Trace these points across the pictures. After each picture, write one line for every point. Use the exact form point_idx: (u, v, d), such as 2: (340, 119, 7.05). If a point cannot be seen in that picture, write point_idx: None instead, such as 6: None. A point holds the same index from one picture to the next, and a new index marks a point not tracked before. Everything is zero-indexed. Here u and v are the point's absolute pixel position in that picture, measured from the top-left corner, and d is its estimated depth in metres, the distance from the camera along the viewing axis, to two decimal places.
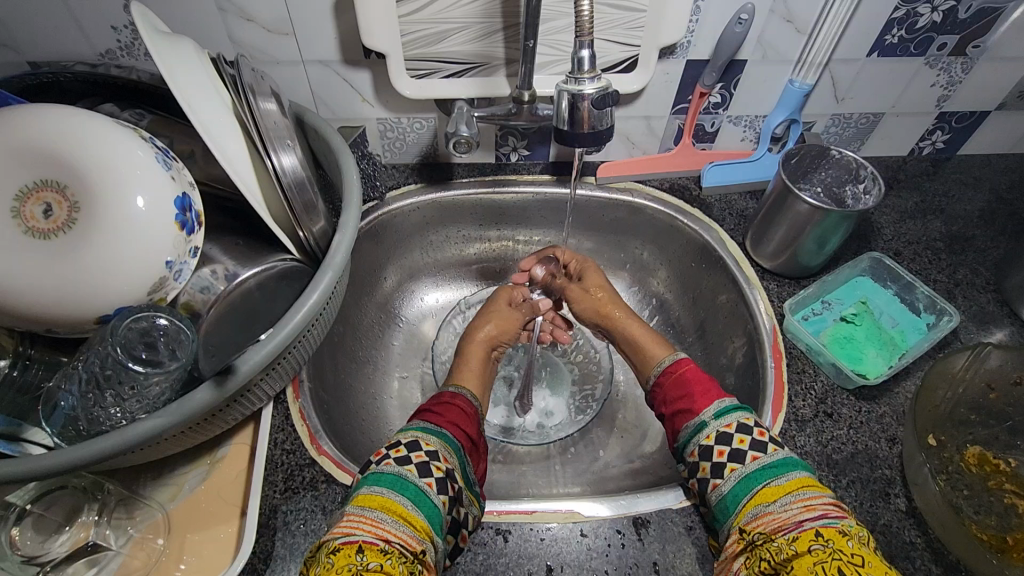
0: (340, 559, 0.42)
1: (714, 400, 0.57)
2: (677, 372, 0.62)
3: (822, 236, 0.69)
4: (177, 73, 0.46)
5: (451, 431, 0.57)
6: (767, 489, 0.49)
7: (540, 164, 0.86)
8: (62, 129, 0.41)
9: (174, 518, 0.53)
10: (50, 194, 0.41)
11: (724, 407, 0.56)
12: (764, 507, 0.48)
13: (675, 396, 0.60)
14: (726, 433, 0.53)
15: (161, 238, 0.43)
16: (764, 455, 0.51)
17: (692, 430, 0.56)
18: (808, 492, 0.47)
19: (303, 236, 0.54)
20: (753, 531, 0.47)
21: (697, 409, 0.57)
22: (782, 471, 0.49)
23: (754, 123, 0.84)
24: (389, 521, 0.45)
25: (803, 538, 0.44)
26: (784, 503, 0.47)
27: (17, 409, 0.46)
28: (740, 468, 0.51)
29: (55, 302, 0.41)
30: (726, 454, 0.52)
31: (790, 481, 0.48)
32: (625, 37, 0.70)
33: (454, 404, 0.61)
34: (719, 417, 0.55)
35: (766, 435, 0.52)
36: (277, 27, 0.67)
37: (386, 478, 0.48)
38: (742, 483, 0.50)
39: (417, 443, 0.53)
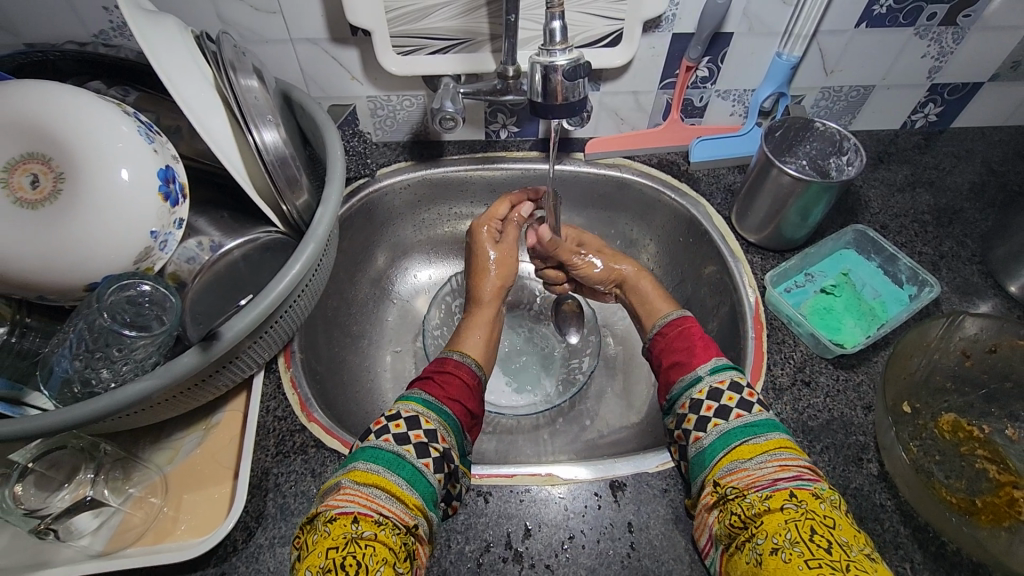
0: (336, 528, 0.44)
1: (710, 357, 0.58)
2: (682, 326, 0.63)
3: (804, 209, 0.70)
4: (162, 51, 0.48)
5: (451, 408, 0.57)
6: (744, 446, 0.50)
7: (529, 141, 0.87)
8: (48, 103, 0.43)
9: (171, 479, 0.56)
10: (37, 166, 0.43)
11: (720, 364, 0.57)
12: (739, 464, 0.49)
13: (676, 347, 0.61)
14: (718, 388, 0.54)
15: (144, 209, 0.45)
16: (747, 414, 0.52)
17: (685, 383, 0.57)
18: (783, 454, 0.49)
19: (286, 210, 0.55)
20: (726, 485, 0.49)
21: (693, 364, 0.58)
22: (763, 432, 0.51)
23: (743, 98, 0.84)
24: (385, 497, 0.46)
25: (776, 497, 0.45)
26: (760, 461, 0.48)
27: (20, 374, 0.48)
28: (721, 424, 0.52)
29: (45, 269, 0.43)
30: (713, 410, 0.53)
31: (767, 441, 0.50)
32: (608, 10, 0.70)
33: (457, 377, 0.60)
34: (713, 373, 0.56)
35: (753, 397, 0.54)
36: (264, 6, 0.68)
37: (383, 456, 0.49)
38: (722, 439, 0.52)
39: (417, 419, 0.53)
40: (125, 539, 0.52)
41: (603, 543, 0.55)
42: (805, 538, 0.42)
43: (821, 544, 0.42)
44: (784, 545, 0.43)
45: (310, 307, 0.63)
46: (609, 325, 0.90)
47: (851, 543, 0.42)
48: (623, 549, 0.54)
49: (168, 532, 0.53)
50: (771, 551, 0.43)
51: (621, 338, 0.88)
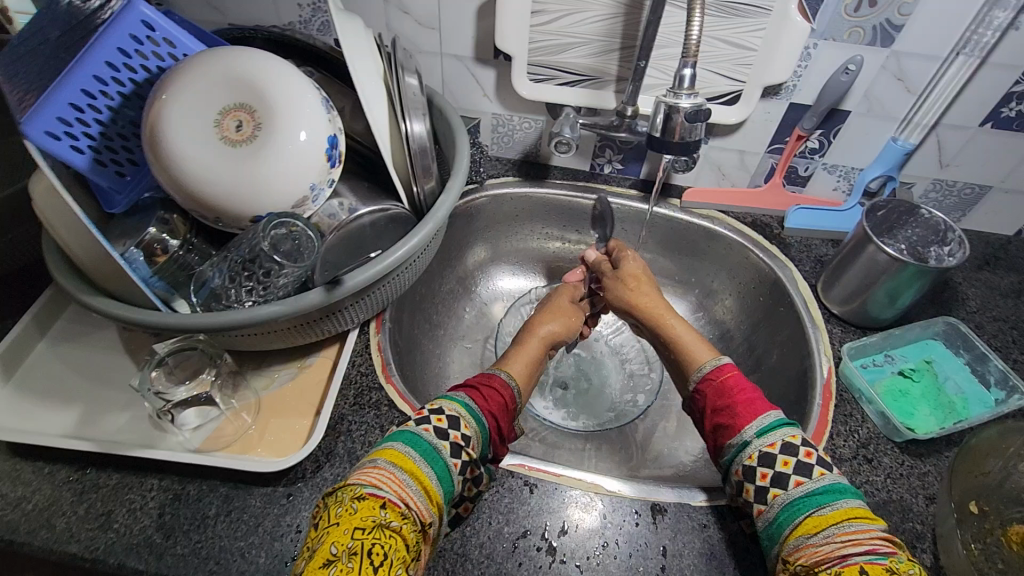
0: (363, 508, 0.44)
1: (757, 413, 0.54)
2: (720, 378, 0.58)
3: (895, 289, 0.70)
4: (352, 43, 0.57)
5: (488, 422, 0.56)
6: (813, 518, 0.46)
7: (630, 179, 0.93)
8: (264, 69, 0.51)
9: (264, 403, 0.63)
10: (243, 114, 0.51)
11: (767, 424, 0.52)
12: (805, 539, 0.46)
13: (718, 407, 0.56)
14: (769, 453, 0.50)
15: (313, 165, 0.53)
16: (809, 481, 0.48)
17: (736, 448, 0.53)
18: (854, 524, 0.45)
19: (416, 192, 0.63)
20: (794, 562, 0.45)
21: (738, 425, 0.54)
22: (829, 500, 0.47)
23: (850, 175, 0.86)
24: (414, 487, 0.47)
25: (847, 572, 0.42)
26: (828, 535, 0.45)
27: (175, 281, 0.57)
28: (783, 494, 0.49)
29: (228, 198, 0.51)
30: (769, 478, 0.50)
31: (835, 511, 0.46)
32: (733, 72, 0.76)
33: (499, 391, 0.59)
34: (762, 436, 0.52)
35: (813, 457, 0.50)
36: (427, 22, 0.79)
37: (422, 444, 0.50)
38: (787, 510, 0.48)
39: (457, 421, 0.53)
40: (217, 443, 0.59)
41: (634, 558, 0.56)
42: None
43: None
44: None
45: (408, 284, 0.70)
46: None
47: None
48: (653, 568, 0.55)
49: (252, 447, 0.60)
50: None
51: None
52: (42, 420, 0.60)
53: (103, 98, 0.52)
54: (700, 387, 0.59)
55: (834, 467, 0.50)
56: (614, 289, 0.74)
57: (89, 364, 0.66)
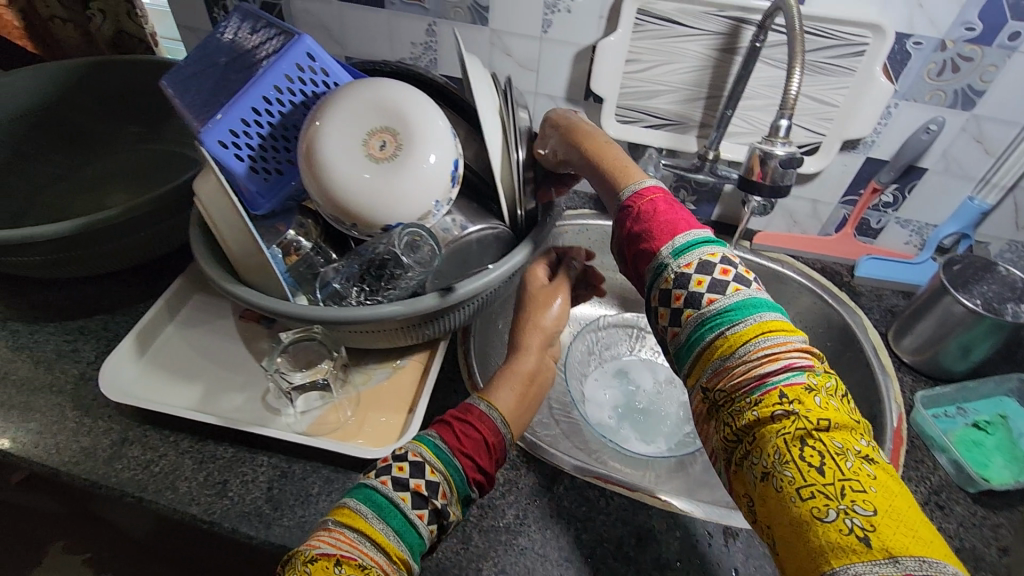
0: (317, 569, 0.41)
1: (676, 235, 0.51)
2: (641, 200, 0.55)
3: (969, 342, 0.72)
4: (478, 82, 0.65)
5: (462, 463, 0.51)
6: (727, 339, 0.45)
7: (701, 219, 0.98)
8: (407, 99, 0.59)
9: (363, 396, 0.69)
10: (387, 135, 0.58)
11: (686, 242, 0.50)
12: (724, 363, 0.44)
13: (640, 227, 0.54)
14: (683, 274, 0.48)
15: (440, 183, 0.59)
16: (720, 297, 0.46)
17: (652, 273, 0.51)
18: (769, 338, 0.43)
19: (518, 214, 0.69)
20: (713, 390, 0.45)
21: (656, 246, 0.51)
22: (741, 316, 0.45)
23: (923, 230, 0.89)
24: (368, 544, 0.44)
25: (766, 403, 0.41)
26: (744, 355, 0.43)
27: (303, 279, 0.64)
28: (694, 313, 0.47)
29: (367, 206, 0.57)
30: (681, 300, 0.48)
31: (748, 327, 0.44)
32: (813, 125, 0.81)
33: (475, 431, 0.53)
34: (678, 257, 0.49)
35: (729, 274, 0.47)
36: (527, 64, 0.88)
37: (375, 499, 0.47)
38: (699, 328, 0.46)
39: (422, 468, 0.49)
40: (322, 428, 0.65)
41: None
42: (794, 454, 0.38)
43: (813, 461, 0.38)
44: (775, 469, 0.39)
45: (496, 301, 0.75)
46: None
47: (847, 447, 0.38)
48: None
49: (353, 435, 0.65)
50: (764, 479, 0.39)
51: None
52: (170, 394, 0.67)
53: (266, 115, 0.61)
54: (624, 207, 0.56)
55: (755, 282, 0.48)
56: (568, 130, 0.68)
57: (209, 349, 0.73)
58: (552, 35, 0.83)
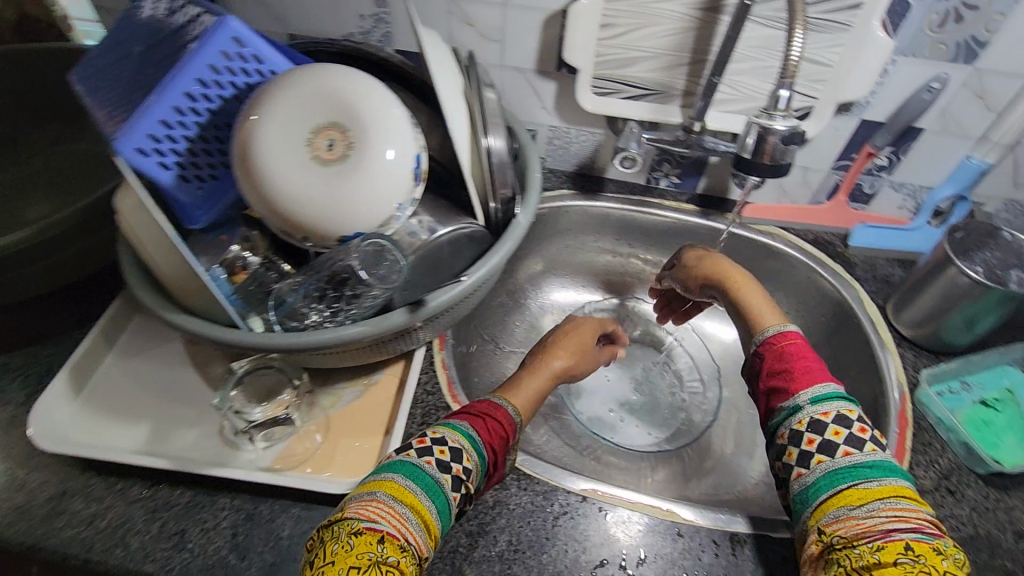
0: (361, 543, 0.42)
1: (814, 381, 0.52)
2: (780, 344, 0.56)
3: (973, 315, 0.70)
4: (434, 62, 0.56)
5: (489, 455, 0.53)
6: (853, 490, 0.45)
7: (686, 194, 0.92)
8: (355, 86, 0.50)
9: (332, 421, 0.63)
10: (335, 133, 0.49)
11: (826, 392, 0.50)
12: (847, 511, 0.45)
13: (775, 369, 0.54)
14: (820, 421, 0.49)
15: (402, 184, 0.52)
16: (857, 452, 0.47)
17: (785, 412, 0.51)
18: (899, 501, 0.44)
19: (492, 208, 0.61)
20: (832, 533, 0.44)
21: (794, 389, 0.52)
22: (876, 476, 0.46)
23: (918, 194, 0.84)
24: (414, 522, 0.45)
25: (889, 549, 0.41)
26: (871, 509, 0.44)
27: (251, 298, 0.56)
28: (828, 461, 0.48)
29: (319, 218, 0.49)
30: (815, 444, 0.49)
31: (882, 487, 0.45)
32: (806, 88, 0.74)
33: (501, 425, 0.55)
34: (815, 403, 0.50)
35: (866, 433, 0.48)
36: (490, 34, 0.79)
37: (423, 479, 0.47)
38: (828, 477, 0.47)
39: (459, 454, 0.50)
40: (288, 462, 0.59)
41: None
42: None
43: None
44: None
45: (474, 304, 0.68)
46: (724, 386, 0.91)
47: None
48: None
49: (324, 465, 0.60)
50: None
51: (737, 403, 0.89)
52: (111, 438, 0.60)
53: (191, 114, 0.52)
54: (763, 345, 0.57)
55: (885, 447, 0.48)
56: (690, 265, 0.73)
57: (155, 380, 0.65)
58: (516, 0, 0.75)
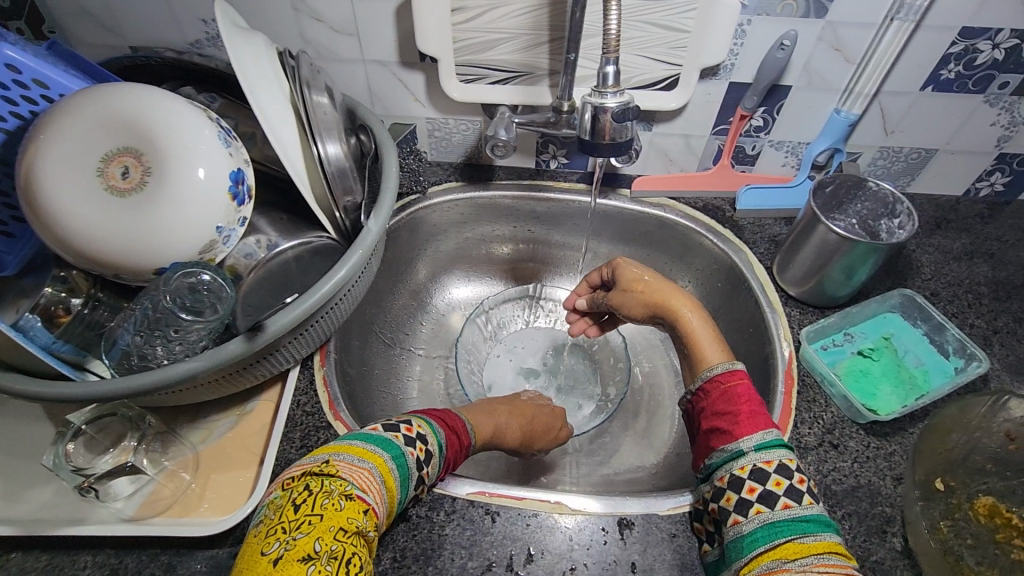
0: (348, 508, 0.41)
1: (758, 427, 0.51)
2: (728, 384, 0.54)
3: (850, 266, 0.69)
4: (249, 69, 0.53)
5: (442, 469, 0.54)
6: (790, 543, 0.44)
7: (577, 173, 0.90)
8: (147, 106, 0.47)
9: (202, 457, 0.60)
10: (129, 159, 0.46)
11: (769, 439, 0.50)
12: (781, 562, 0.43)
13: (718, 411, 0.53)
14: (763, 469, 0.48)
15: (216, 206, 0.49)
16: (796, 506, 0.46)
17: (726, 455, 0.51)
18: (833, 558, 0.42)
19: (340, 217, 0.59)
20: None
21: (737, 433, 0.51)
22: (810, 530, 0.45)
23: (797, 150, 0.84)
24: (385, 503, 0.45)
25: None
26: (803, 562, 0.43)
27: (86, 341, 0.53)
28: (766, 512, 0.46)
29: (123, 252, 0.47)
30: (756, 492, 0.48)
31: (816, 542, 0.44)
32: (668, 56, 0.73)
33: (459, 444, 0.57)
34: (759, 451, 0.49)
35: (805, 485, 0.47)
36: (342, 28, 0.74)
37: (403, 468, 0.47)
38: (765, 529, 0.46)
39: (429, 460, 0.51)
40: (153, 509, 0.56)
41: None
42: None
43: None
44: None
45: (348, 312, 0.65)
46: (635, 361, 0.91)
47: None
48: None
49: (192, 508, 0.56)
50: None
51: (648, 378, 0.89)
52: None
53: None
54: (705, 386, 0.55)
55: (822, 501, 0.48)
56: (624, 287, 0.67)
57: (5, 437, 0.61)
58: None
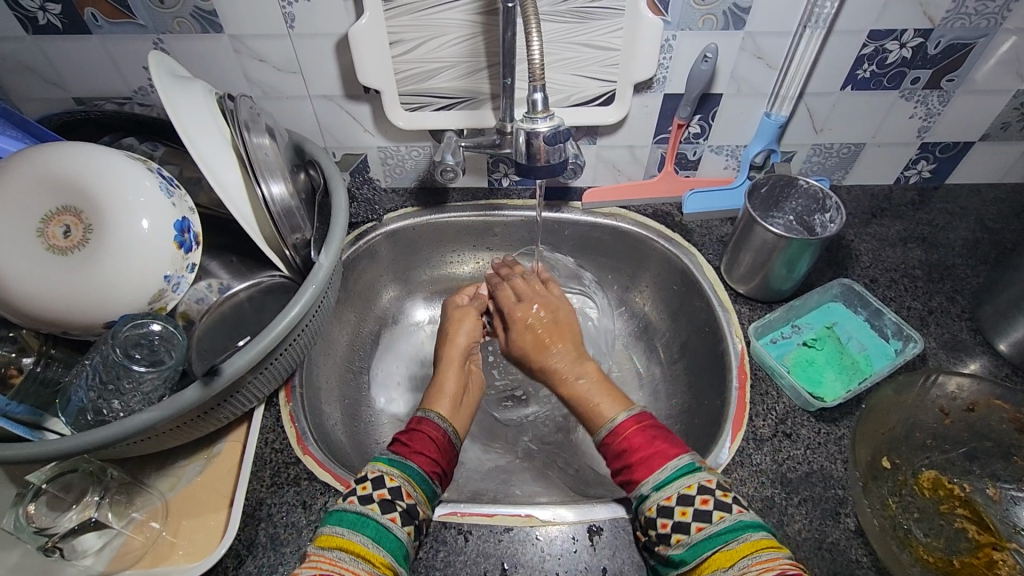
0: None
1: (655, 468, 0.51)
2: (625, 433, 0.54)
3: (790, 261, 0.72)
4: (185, 117, 0.54)
5: (416, 461, 0.56)
6: (722, 552, 0.45)
7: (530, 189, 0.92)
8: (83, 163, 0.48)
9: (172, 504, 0.60)
10: (69, 217, 0.47)
11: (668, 477, 0.50)
12: (720, 574, 0.44)
13: (620, 454, 0.54)
14: (668, 505, 0.49)
15: (162, 255, 0.49)
16: (725, 517, 0.47)
17: (636, 501, 0.51)
18: (763, 554, 0.44)
19: (290, 255, 0.60)
20: None
21: (636, 479, 0.52)
22: (735, 535, 0.46)
23: (736, 153, 0.88)
24: (348, 559, 0.46)
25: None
26: (741, 566, 0.43)
27: (41, 401, 0.53)
28: (686, 538, 0.47)
29: (69, 309, 0.47)
30: (671, 525, 0.48)
31: (744, 544, 0.44)
32: (602, 73, 0.76)
33: (420, 433, 0.59)
34: (660, 489, 0.50)
35: (728, 497, 0.48)
36: (285, 66, 0.75)
37: (347, 517, 0.50)
38: (693, 548, 0.47)
39: (381, 479, 0.53)
40: (125, 560, 0.56)
41: None
42: None
43: None
44: None
45: (310, 345, 0.66)
46: None
47: None
48: None
49: (165, 556, 0.56)
50: None
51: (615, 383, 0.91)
52: None
53: None
54: (604, 443, 0.56)
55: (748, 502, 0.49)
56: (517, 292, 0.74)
57: None
58: (299, 29, 0.71)
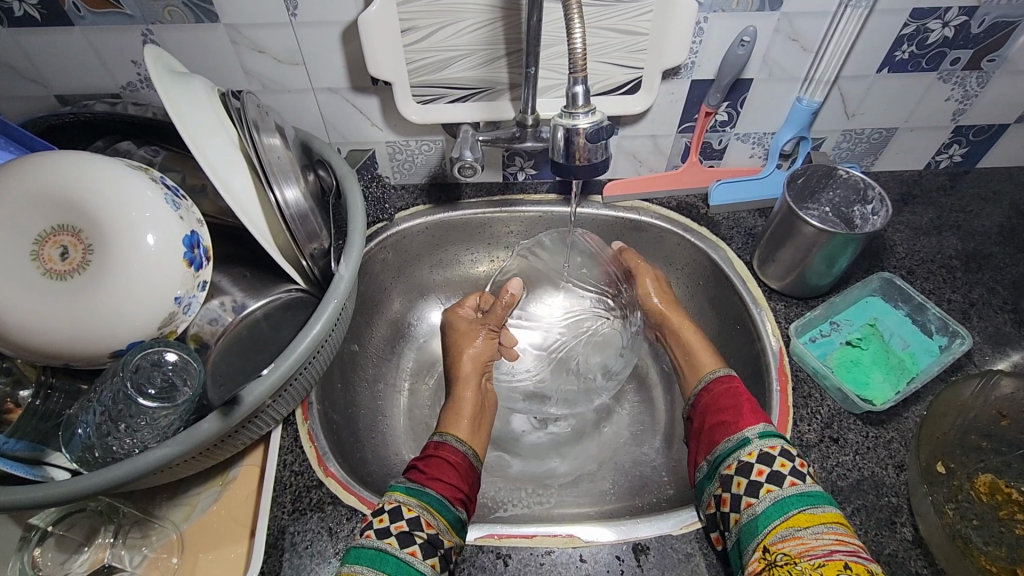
0: None
1: (759, 420, 0.57)
2: (727, 387, 0.62)
3: (830, 256, 0.68)
4: (188, 119, 0.49)
5: (435, 488, 0.55)
6: (803, 514, 0.48)
7: (546, 183, 0.87)
8: (80, 176, 0.43)
9: (187, 537, 0.56)
10: (66, 237, 0.43)
11: (771, 428, 0.55)
12: (794, 530, 0.48)
13: (722, 409, 0.60)
14: (769, 454, 0.53)
15: (172, 275, 0.46)
16: (802, 483, 0.50)
17: (732, 445, 0.55)
18: (831, 527, 0.47)
19: (306, 266, 0.56)
20: (776, 551, 0.47)
21: (740, 425, 0.57)
22: (816, 503, 0.49)
23: (763, 140, 0.84)
24: None
25: (830, 567, 0.44)
26: (816, 530, 0.47)
27: (41, 435, 0.48)
28: (776, 491, 0.51)
29: (72, 340, 0.44)
30: (765, 474, 0.52)
31: (826, 514, 0.48)
32: (627, 59, 0.71)
33: (439, 458, 0.59)
34: (763, 438, 0.54)
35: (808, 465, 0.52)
36: (287, 58, 0.70)
37: (365, 554, 0.48)
38: (776, 505, 0.50)
39: (398, 510, 0.52)
40: None
41: None
42: None
43: None
44: None
45: (329, 360, 0.61)
46: None
47: None
48: None
49: None
50: None
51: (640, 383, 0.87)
52: None
53: None
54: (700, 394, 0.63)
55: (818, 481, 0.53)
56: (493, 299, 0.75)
57: None
58: (302, 16, 0.65)
